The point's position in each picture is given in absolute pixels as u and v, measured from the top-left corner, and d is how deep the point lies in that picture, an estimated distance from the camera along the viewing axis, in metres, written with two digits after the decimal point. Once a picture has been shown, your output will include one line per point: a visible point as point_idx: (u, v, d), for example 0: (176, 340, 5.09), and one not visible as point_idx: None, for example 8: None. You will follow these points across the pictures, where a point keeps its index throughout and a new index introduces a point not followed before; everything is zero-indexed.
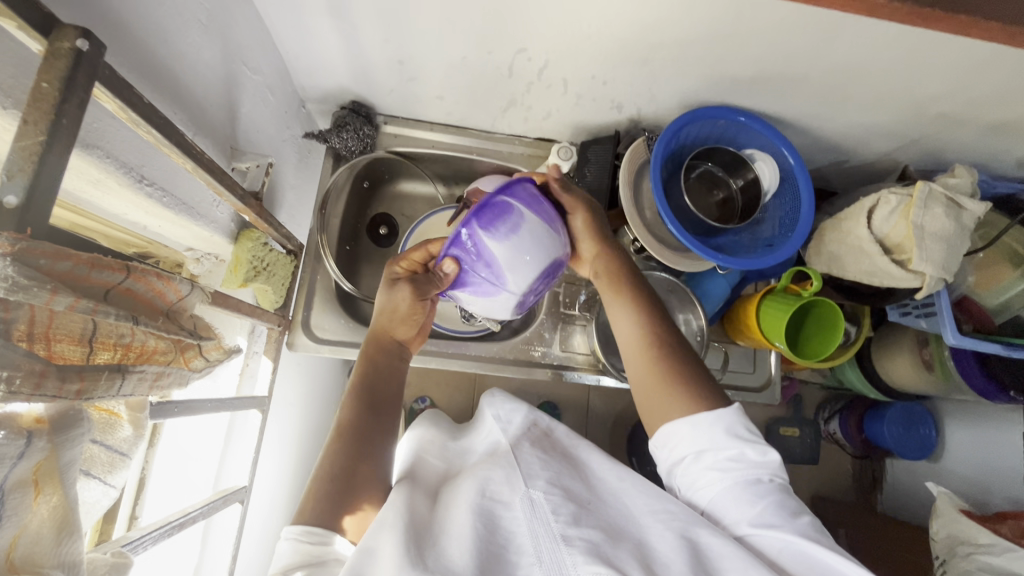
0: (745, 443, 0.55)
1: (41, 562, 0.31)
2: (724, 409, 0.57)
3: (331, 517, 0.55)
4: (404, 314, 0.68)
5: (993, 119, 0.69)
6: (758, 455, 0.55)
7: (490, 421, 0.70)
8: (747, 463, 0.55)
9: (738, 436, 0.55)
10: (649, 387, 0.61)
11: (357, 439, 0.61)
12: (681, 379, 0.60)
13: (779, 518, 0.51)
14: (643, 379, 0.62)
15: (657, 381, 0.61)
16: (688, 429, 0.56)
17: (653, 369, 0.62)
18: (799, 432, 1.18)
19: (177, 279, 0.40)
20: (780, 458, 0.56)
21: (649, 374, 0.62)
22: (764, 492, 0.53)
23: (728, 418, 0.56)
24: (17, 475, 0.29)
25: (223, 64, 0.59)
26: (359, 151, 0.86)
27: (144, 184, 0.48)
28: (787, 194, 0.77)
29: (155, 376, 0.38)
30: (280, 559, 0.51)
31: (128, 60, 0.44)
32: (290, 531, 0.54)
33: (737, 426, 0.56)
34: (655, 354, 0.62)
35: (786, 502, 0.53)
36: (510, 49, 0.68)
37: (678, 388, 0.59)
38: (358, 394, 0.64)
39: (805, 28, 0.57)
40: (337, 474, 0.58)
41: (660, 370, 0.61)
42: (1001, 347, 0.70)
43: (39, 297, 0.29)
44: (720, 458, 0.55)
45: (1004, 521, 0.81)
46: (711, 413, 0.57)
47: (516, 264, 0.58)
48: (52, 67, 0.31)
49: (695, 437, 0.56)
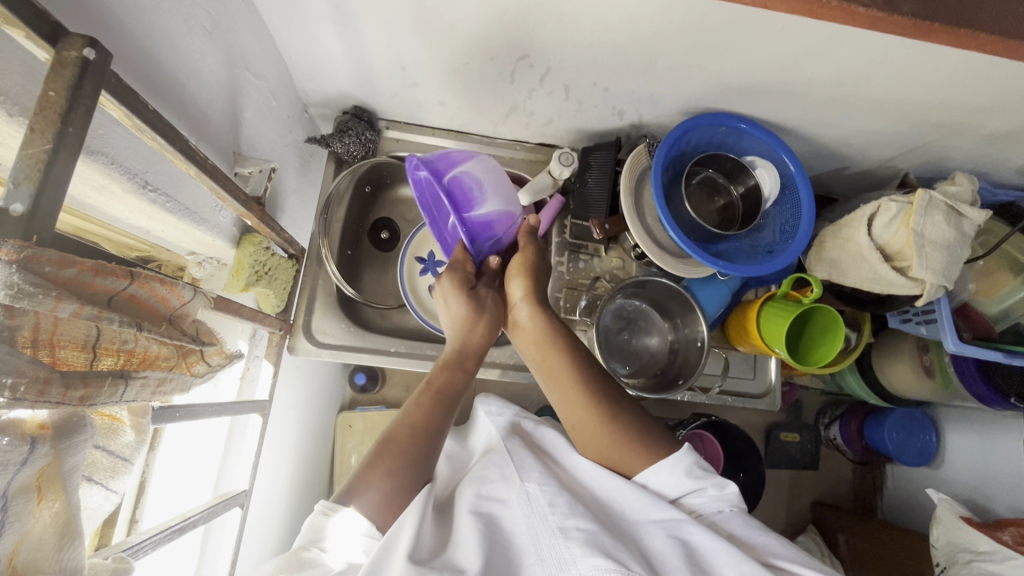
0: (703, 481, 0.56)
1: (43, 568, 0.31)
2: (678, 453, 0.57)
3: (349, 497, 0.55)
4: (486, 319, 0.72)
5: (993, 128, 0.69)
6: (717, 490, 0.56)
7: (483, 415, 0.71)
8: (708, 499, 0.55)
9: (696, 477, 0.56)
10: (600, 446, 0.60)
11: (419, 440, 0.61)
12: (629, 434, 0.60)
13: (753, 536, 0.52)
14: (589, 434, 0.61)
15: (592, 424, 0.61)
16: (652, 482, 0.57)
17: (586, 411, 0.62)
18: (799, 437, 1.19)
19: (181, 285, 0.40)
20: (738, 490, 0.56)
21: (596, 433, 0.61)
22: (732, 522, 0.54)
23: (684, 461, 0.57)
24: (20, 481, 0.30)
25: (226, 70, 0.59)
26: (361, 156, 0.87)
27: (148, 189, 0.49)
28: (788, 201, 0.77)
29: (157, 382, 0.38)
30: (303, 532, 0.52)
31: (133, 67, 0.45)
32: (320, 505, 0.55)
33: (694, 468, 0.57)
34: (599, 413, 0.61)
35: (753, 524, 0.54)
36: (512, 56, 0.69)
37: (630, 443, 0.59)
38: (434, 400, 0.65)
39: (806, 37, 0.57)
40: (369, 466, 0.58)
41: (607, 427, 0.60)
42: (1002, 355, 0.71)
43: (44, 304, 0.29)
44: (688, 501, 0.55)
45: (1005, 529, 0.81)
46: (665, 461, 0.57)
47: (507, 200, 0.71)
48: (60, 76, 0.31)
49: (658, 481, 0.57)
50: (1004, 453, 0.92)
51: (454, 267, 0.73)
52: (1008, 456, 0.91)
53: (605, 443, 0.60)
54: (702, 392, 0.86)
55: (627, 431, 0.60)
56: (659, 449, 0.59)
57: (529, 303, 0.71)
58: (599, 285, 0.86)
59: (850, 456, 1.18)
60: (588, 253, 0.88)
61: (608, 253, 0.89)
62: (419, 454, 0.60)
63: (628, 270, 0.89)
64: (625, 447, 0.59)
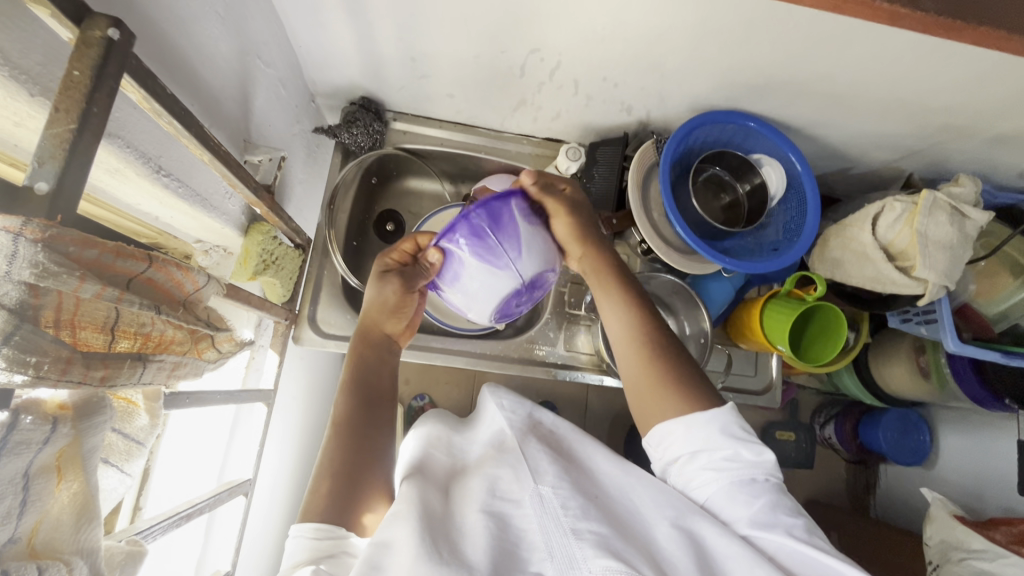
0: (740, 443, 0.56)
1: (61, 548, 0.31)
2: (718, 410, 0.58)
3: (342, 516, 0.55)
4: (392, 308, 0.70)
5: (998, 131, 0.70)
6: (754, 455, 0.56)
7: (494, 411, 0.70)
8: (743, 463, 0.55)
9: (733, 436, 0.56)
10: (647, 390, 0.62)
11: (355, 427, 0.62)
12: (675, 382, 0.61)
13: (773, 518, 0.52)
14: (638, 373, 0.63)
15: (647, 366, 0.63)
16: (687, 432, 0.57)
17: (636, 347, 0.64)
18: (794, 436, 1.19)
19: (195, 270, 0.40)
20: (775, 460, 0.56)
21: (643, 373, 0.63)
22: (761, 490, 0.54)
23: (721, 419, 0.57)
24: (41, 461, 0.29)
25: (238, 56, 0.59)
26: (369, 147, 0.86)
27: (161, 174, 0.49)
28: (793, 200, 0.78)
29: (172, 366, 0.39)
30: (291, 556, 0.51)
31: (148, 50, 0.44)
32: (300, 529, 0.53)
33: (731, 426, 0.57)
34: (654, 362, 0.63)
35: (780, 503, 0.53)
36: (523, 49, 0.69)
37: (673, 387, 0.61)
38: (356, 393, 0.65)
39: (817, 35, 0.58)
40: (343, 479, 0.58)
41: (654, 371, 0.62)
42: (1000, 355, 0.71)
43: (68, 283, 0.29)
44: (722, 459, 0.56)
45: (998, 528, 0.82)
46: (698, 414, 0.58)
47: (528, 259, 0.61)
48: (84, 55, 0.31)
49: (691, 438, 0.57)
50: (997, 453, 0.93)
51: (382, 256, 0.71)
52: (1001, 456, 0.93)
53: (652, 387, 0.62)
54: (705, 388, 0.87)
55: (680, 378, 0.61)
56: (700, 402, 0.60)
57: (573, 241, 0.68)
58: None
59: (845, 455, 1.18)
60: None
61: (613, 248, 0.89)
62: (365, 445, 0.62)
63: (633, 266, 0.90)
64: (662, 392, 0.61)
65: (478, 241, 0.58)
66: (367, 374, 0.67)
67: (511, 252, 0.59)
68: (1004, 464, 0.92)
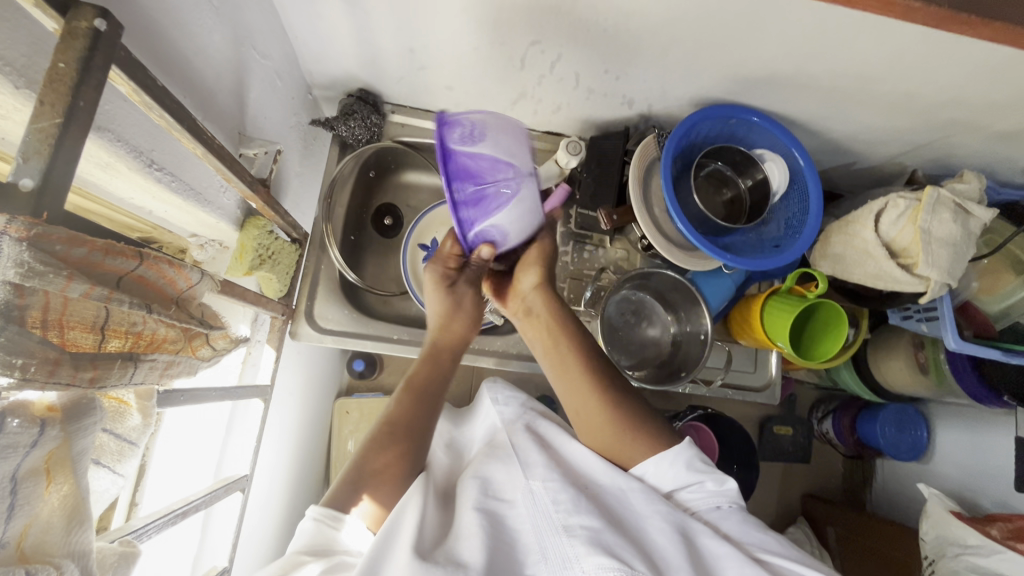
0: (704, 474, 0.55)
1: (51, 551, 0.31)
2: (679, 446, 0.57)
3: (347, 503, 0.56)
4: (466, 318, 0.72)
5: (1002, 127, 0.69)
6: (717, 485, 0.55)
7: (489, 404, 0.72)
8: (707, 494, 0.55)
9: (697, 469, 0.56)
10: (604, 438, 0.60)
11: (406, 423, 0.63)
12: (629, 425, 0.59)
13: (745, 535, 0.51)
14: (591, 422, 0.61)
15: (596, 412, 0.61)
16: (650, 475, 0.56)
17: (587, 398, 0.62)
18: (792, 431, 1.20)
19: (188, 267, 0.39)
20: (737, 487, 0.56)
21: (597, 422, 0.60)
22: (725, 517, 0.53)
23: (685, 455, 0.56)
24: (30, 464, 0.29)
25: (233, 48, 0.58)
26: (366, 140, 0.85)
27: (153, 168, 0.48)
28: (795, 196, 0.77)
29: (164, 365, 0.38)
30: (302, 537, 0.52)
31: (139, 40, 0.43)
32: (313, 510, 0.54)
33: (695, 461, 0.56)
34: (606, 408, 0.60)
35: (749, 522, 0.53)
36: (523, 41, 0.68)
37: (630, 432, 0.59)
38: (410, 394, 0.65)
39: (822, 28, 0.56)
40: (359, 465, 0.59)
41: (610, 418, 0.60)
42: (1001, 353, 0.71)
43: (55, 283, 0.28)
44: (687, 495, 0.55)
45: (994, 524, 0.82)
46: (665, 453, 0.56)
47: (508, 151, 0.55)
48: (69, 46, 0.30)
49: (658, 476, 0.56)
50: (993, 450, 0.93)
51: (434, 263, 0.72)
52: (997, 453, 0.93)
53: (606, 434, 0.60)
54: (705, 384, 0.87)
55: (632, 421, 0.60)
56: (661, 440, 0.58)
57: (541, 288, 0.69)
58: (604, 276, 0.87)
59: (842, 450, 1.18)
60: (593, 244, 0.89)
61: (613, 244, 0.89)
62: (409, 432, 0.63)
63: (632, 262, 0.89)
64: (623, 435, 0.59)
65: (479, 209, 0.57)
66: (427, 378, 0.67)
67: (506, 173, 0.55)
68: (1000, 460, 0.92)
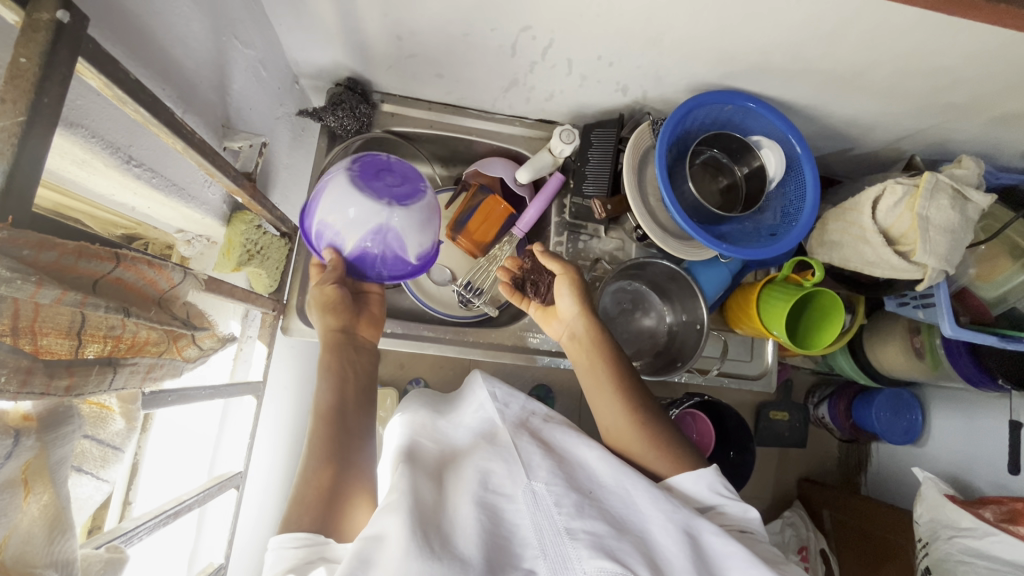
0: (726, 500, 0.58)
1: (34, 561, 0.30)
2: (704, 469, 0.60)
3: (314, 514, 0.54)
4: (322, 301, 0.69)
5: (1001, 110, 0.68)
6: (739, 512, 0.57)
7: (484, 395, 0.69)
8: (731, 520, 0.57)
9: (720, 493, 0.58)
10: (633, 452, 0.64)
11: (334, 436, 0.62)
12: (659, 443, 0.63)
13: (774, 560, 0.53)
14: (624, 437, 0.64)
15: (628, 431, 0.64)
16: (678, 485, 0.59)
17: (621, 418, 0.65)
18: (788, 416, 1.16)
19: (169, 267, 0.38)
20: (760, 517, 0.58)
21: (631, 437, 0.64)
22: (754, 544, 0.55)
23: (709, 477, 0.59)
24: (5, 475, 0.28)
25: (213, 37, 0.56)
26: (355, 130, 0.82)
27: (132, 164, 0.46)
28: (792, 182, 0.76)
29: (147, 368, 0.37)
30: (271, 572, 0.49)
31: (112, 32, 0.42)
32: (277, 541, 0.51)
33: (717, 484, 0.59)
34: (642, 430, 0.63)
35: (777, 554, 0.55)
36: (514, 26, 0.66)
37: (660, 453, 0.62)
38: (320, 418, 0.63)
39: (819, 9, 0.55)
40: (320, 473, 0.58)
41: (642, 438, 0.63)
42: (997, 339, 0.70)
43: (23, 289, 0.27)
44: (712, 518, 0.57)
45: (986, 507, 0.83)
46: (689, 472, 0.60)
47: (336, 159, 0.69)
48: (31, 40, 0.29)
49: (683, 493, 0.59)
50: (992, 435, 0.93)
51: None
52: (995, 438, 0.93)
53: (634, 449, 0.63)
54: (700, 373, 0.86)
55: (662, 439, 0.63)
56: (685, 458, 0.62)
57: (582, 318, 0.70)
58: (600, 267, 0.86)
59: (837, 434, 1.18)
60: (588, 234, 0.86)
61: (607, 234, 0.87)
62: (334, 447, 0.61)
63: (627, 251, 0.87)
64: (650, 451, 0.62)
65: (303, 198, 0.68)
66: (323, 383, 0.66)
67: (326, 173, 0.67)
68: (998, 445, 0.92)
